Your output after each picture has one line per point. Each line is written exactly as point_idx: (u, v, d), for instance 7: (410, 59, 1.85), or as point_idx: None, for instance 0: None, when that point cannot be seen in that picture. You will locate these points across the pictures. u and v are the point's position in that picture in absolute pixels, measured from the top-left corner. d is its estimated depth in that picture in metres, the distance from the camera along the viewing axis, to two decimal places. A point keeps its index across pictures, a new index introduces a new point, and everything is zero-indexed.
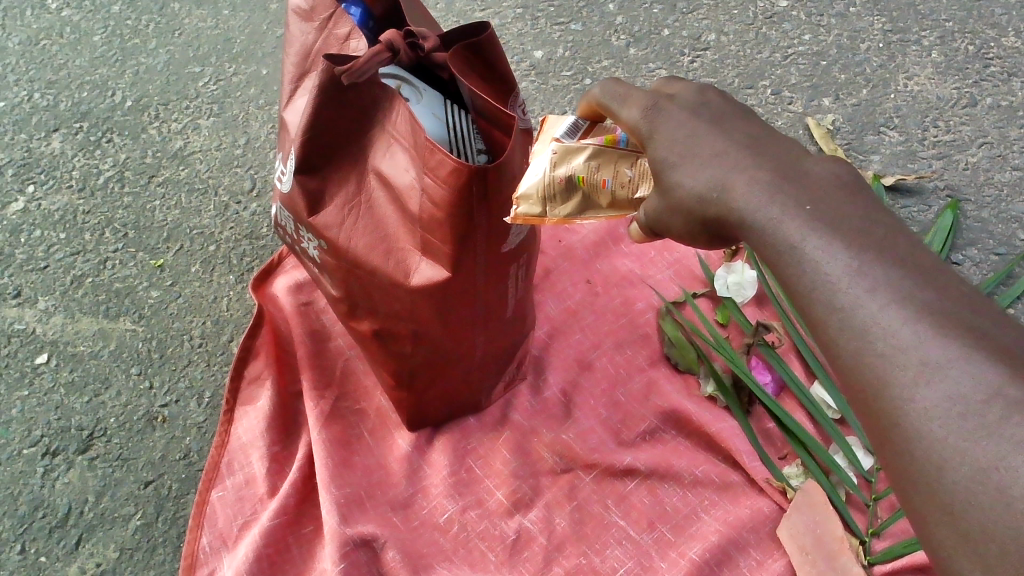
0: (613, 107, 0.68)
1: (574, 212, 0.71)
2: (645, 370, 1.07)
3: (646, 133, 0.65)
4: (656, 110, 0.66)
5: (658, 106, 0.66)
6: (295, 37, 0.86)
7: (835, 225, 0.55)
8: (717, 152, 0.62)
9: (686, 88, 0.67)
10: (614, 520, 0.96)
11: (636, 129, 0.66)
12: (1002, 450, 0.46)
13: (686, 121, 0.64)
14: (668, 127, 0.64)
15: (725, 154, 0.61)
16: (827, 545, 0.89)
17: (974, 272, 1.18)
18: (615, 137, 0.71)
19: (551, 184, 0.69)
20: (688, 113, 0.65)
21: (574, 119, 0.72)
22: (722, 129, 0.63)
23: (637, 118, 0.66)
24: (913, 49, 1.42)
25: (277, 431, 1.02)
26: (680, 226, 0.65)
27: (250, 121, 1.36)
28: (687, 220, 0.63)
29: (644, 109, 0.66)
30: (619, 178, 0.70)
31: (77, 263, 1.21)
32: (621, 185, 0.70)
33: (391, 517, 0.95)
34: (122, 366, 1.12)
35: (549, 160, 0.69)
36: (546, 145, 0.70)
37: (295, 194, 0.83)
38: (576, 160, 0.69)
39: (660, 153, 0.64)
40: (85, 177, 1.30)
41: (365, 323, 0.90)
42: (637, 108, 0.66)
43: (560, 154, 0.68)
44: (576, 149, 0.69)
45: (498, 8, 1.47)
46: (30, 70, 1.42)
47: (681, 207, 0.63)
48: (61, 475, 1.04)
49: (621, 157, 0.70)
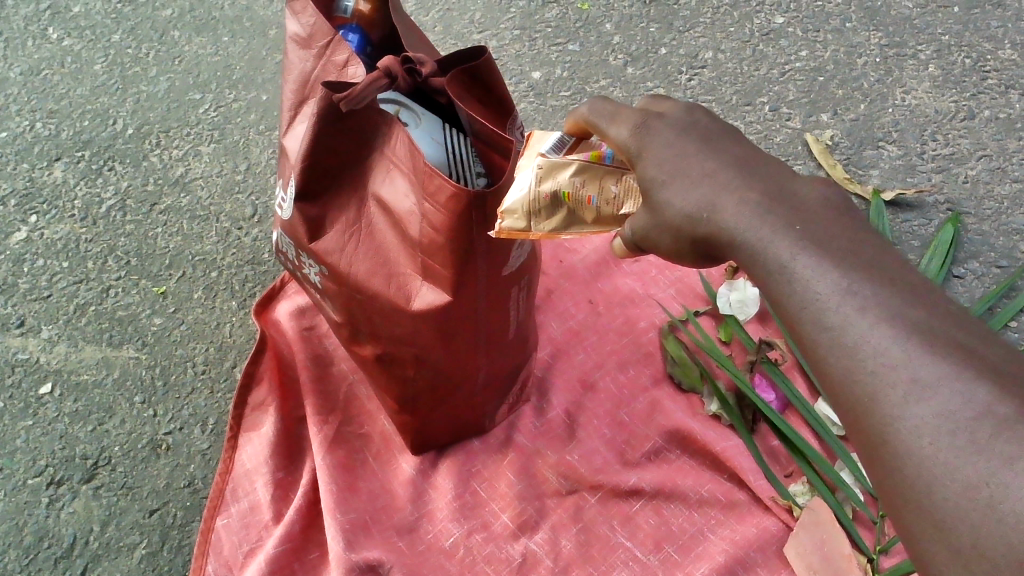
0: (600, 123, 0.66)
1: (558, 227, 0.71)
2: (649, 389, 1.07)
3: (634, 152, 0.64)
4: (644, 129, 0.64)
5: (647, 124, 0.64)
6: (294, 64, 0.86)
7: (824, 243, 0.56)
8: (706, 173, 0.61)
9: (674, 107, 0.66)
10: (620, 541, 0.95)
11: (624, 147, 0.65)
12: (992, 468, 0.46)
13: (674, 140, 0.63)
14: (658, 146, 0.63)
15: (714, 175, 0.61)
16: (835, 563, 0.90)
17: (976, 286, 1.18)
18: (602, 152, 0.70)
19: (537, 199, 0.68)
20: (679, 133, 0.64)
21: (560, 134, 0.71)
22: (713, 148, 0.63)
23: (625, 137, 0.64)
24: (910, 64, 1.43)
25: (282, 456, 1.02)
26: (667, 245, 0.64)
27: (251, 147, 1.37)
28: (675, 239, 0.63)
29: (633, 127, 0.64)
30: (605, 195, 0.69)
31: (79, 292, 1.21)
32: (607, 202, 0.69)
33: (396, 542, 0.95)
34: (126, 395, 1.12)
35: (534, 175, 0.68)
36: (530, 160, 0.69)
37: (296, 220, 0.83)
38: (562, 175, 0.68)
39: (648, 172, 0.63)
40: (87, 206, 1.30)
41: (367, 347, 0.90)
42: (626, 125, 0.65)
43: (545, 170, 0.68)
44: (562, 164, 0.68)
45: (496, 29, 1.48)
46: (32, 99, 1.43)
47: (670, 227, 0.62)
48: (66, 505, 1.04)
49: (607, 173, 0.69)
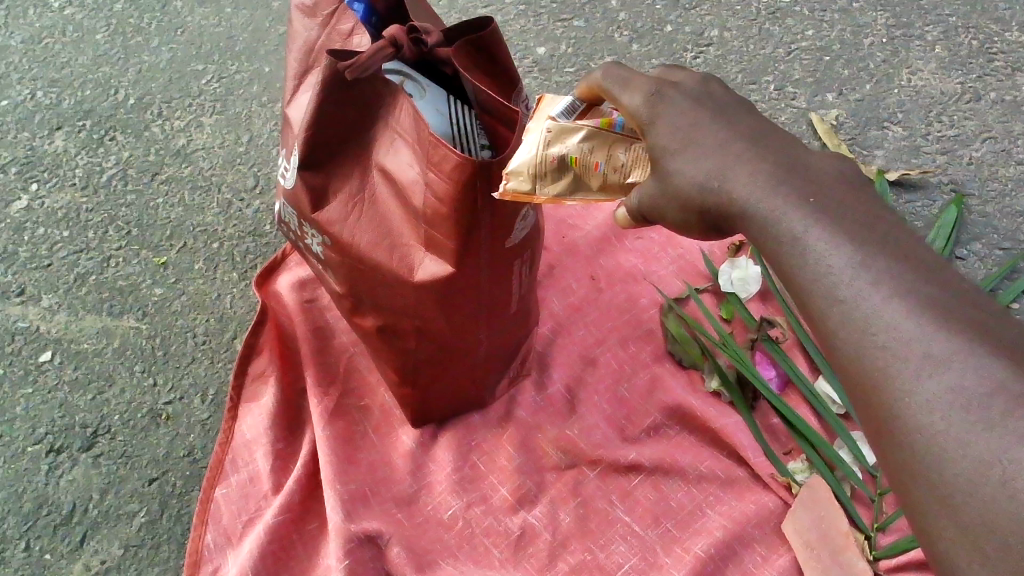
0: (614, 90, 0.67)
1: (564, 193, 0.70)
2: (650, 365, 1.07)
3: (646, 119, 0.65)
4: (657, 96, 0.65)
5: (660, 92, 0.65)
6: (298, 33, 0.86)
7: (834, 214, 0.56)
8: (721, 142, 0.62)
9: (690, 76, 0.67)
10: (618, 515, 0.96)
11: (636, 114, 0.66)
12: (1009, 445, 0.45)
13: (688, 109, 0.64)
14: (670, 114, 0.64)
15: (726, 144, 0.61)
16: (832, 540, 0.91)
17: (979, 267, 1.17)
18: (611, 122, 0.70)
19: (543, 162, 0.68)
20: (692, 102, 0.64)
21: (571, 100, 0.71)
22: (725, 118, 0.63)
23: (637, 103, 0.65)
24: (917, 44, 1.42)
25: (282, 428, 1.02)
26: (676, 213, 0.64)
27: (253, 118, 1.36)
28: (683, 208, 0.63)
29: (646, 94, 0.65)
30: (612, 162, 0.69)
31: (80, 261, 1.21)
32: (614, 169, 0.70)
33: (395, 513, 0.95)
34: (127, 364, 1.12)
35: (542, 138, 0.68)
36: (540, 123, 0.69)
37: (299, 190, 0.83)
38: (572, 139, 0.68)
39: (660, 140, 0.64)
40: (88, 175, 1.30)
41: (368, 318, 0.89)
42: (639, 93, 0.66)
43: (554, 133, 0.68)
44: (572, 129, 0.68)
45: (500, 4, 1.47)
46: (32, 68, 1.43)
47: (679, 196, 0.63)
48: (66, 473, 1.04)
49: (616, 140, 0.69)
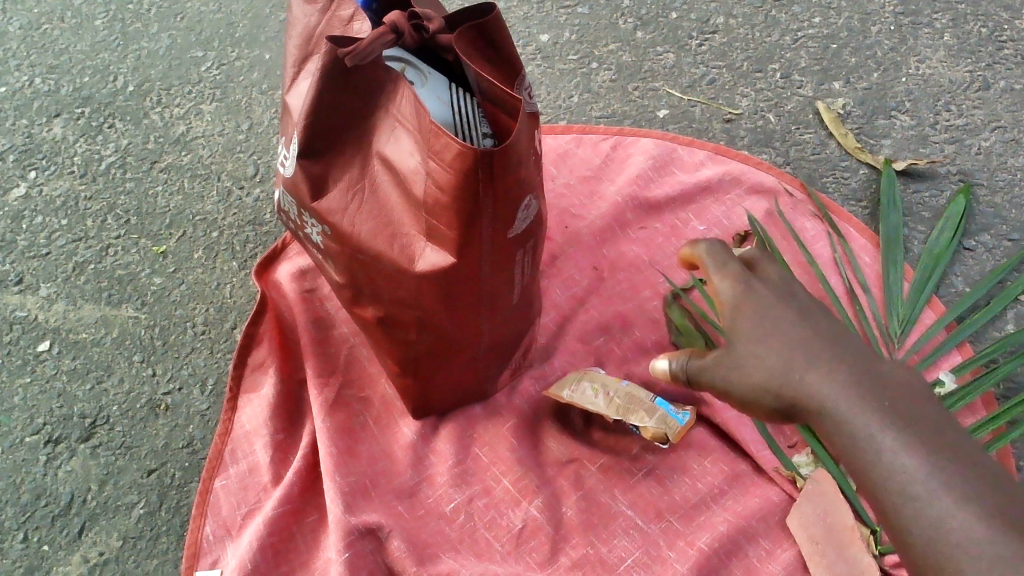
0: (710, 268, 0.67)
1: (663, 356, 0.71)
2: (654, 358, 1.06)
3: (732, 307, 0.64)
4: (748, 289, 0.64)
5: (751, 285, 0.64)
6: (298, 20, 0.85)
7: (879, 393, 0.56)
8: (790, 341, 0.60)
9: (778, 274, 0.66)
10: (621, 509, 0.95)
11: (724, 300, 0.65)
12: None
13: (774, 306, 0.63)
14: (747, 324, 0.62)
15: (806, 344, 0.60)
16: (837, 535, 0.89)
17: (987, 259, 1.15)
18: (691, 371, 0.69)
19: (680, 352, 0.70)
20: (777, 297, 0.63)
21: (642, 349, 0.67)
22: (808, 322, 0.62)
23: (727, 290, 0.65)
24: (925, 32, 1.40)
25: (283, 419, 1.01)
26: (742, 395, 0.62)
27: (253, 106, 1.35)
28: (756, 393, 0.61)
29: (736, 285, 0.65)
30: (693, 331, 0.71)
31: (79, 250, 1.20)
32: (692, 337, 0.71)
33: (396, 505, 0.94)
34: (125, 354, 1.11)
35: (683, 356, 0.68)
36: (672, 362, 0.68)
37: (299, 178, 0.82)
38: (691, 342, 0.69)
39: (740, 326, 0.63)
40: (87, 163, 1.29)
41: (369, 309, 0.88)
42: (729, 280, 0.65)
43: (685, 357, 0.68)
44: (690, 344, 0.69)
45: None
46: (30, 54, 1.41)
47: (755, 383, 0.61)
48: (64, 464, 1.03)
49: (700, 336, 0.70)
